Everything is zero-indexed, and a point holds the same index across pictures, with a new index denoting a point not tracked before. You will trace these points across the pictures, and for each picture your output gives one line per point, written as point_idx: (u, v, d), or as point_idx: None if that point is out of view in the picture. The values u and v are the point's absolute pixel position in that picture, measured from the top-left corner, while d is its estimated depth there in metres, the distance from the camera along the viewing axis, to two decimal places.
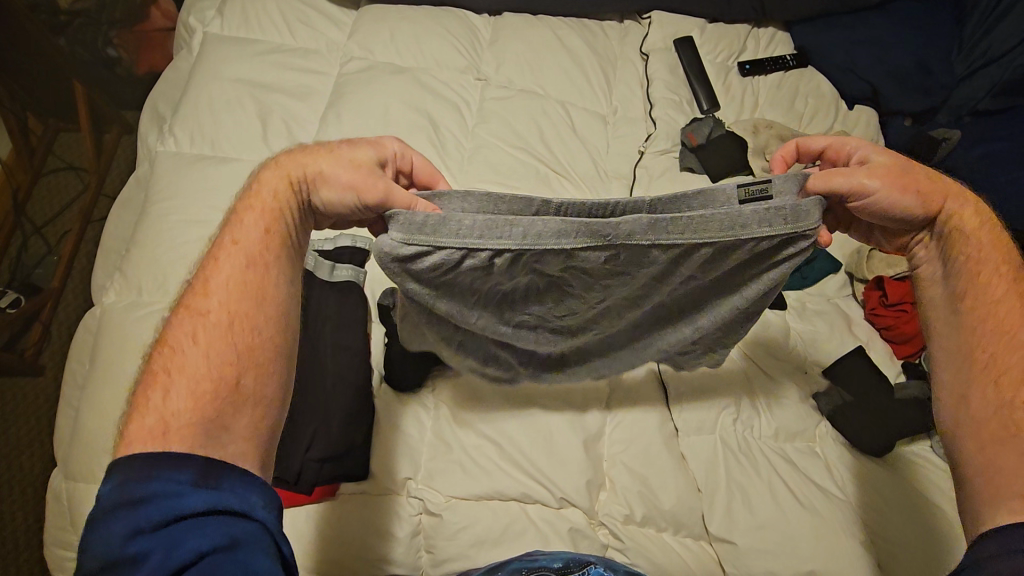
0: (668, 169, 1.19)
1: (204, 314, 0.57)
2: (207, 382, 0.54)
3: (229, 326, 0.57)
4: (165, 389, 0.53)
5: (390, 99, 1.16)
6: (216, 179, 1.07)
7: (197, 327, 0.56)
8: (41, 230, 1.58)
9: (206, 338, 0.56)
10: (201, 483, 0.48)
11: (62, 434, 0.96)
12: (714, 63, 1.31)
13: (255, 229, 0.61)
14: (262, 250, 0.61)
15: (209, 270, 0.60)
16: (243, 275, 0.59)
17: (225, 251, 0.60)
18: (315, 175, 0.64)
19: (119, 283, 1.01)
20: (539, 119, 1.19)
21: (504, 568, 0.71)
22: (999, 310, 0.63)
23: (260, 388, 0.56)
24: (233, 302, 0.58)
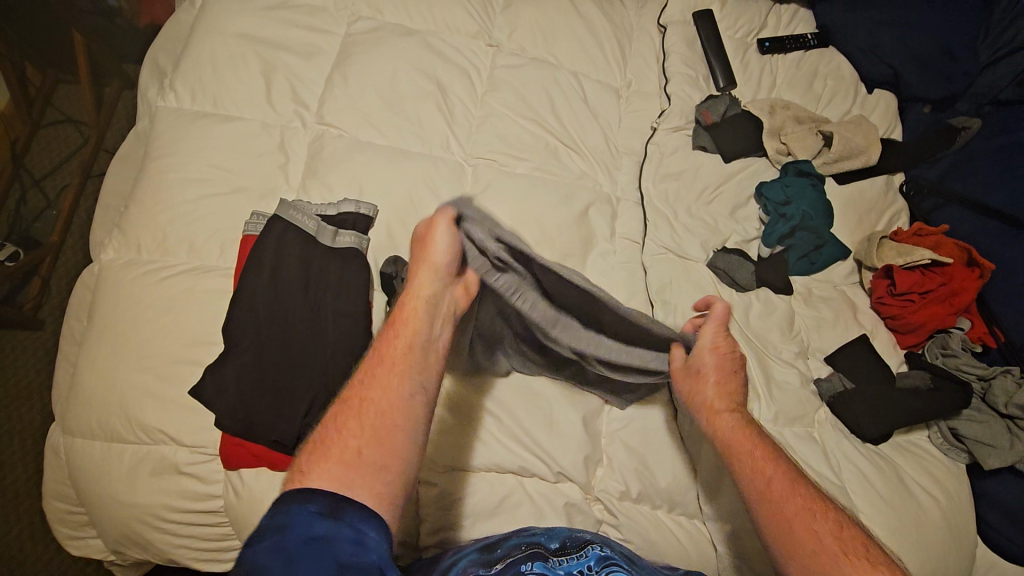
0: (681, 146, 1.17)
1: (367, 407, 0.62)
2: (359, 456, 0.59)
3: (394, 425, 0.62)
4: (334, 438, 0.60)
5: (397, 61, 1.13)
6: (220, 138, 1.05)
7: (355, 421, 0.62)
8: (39, 183, 1.56)
9: (364, 426, 0.61)
10: (327, 514, 0.52)
11: (60, 390, 0.96)
12: (733, 38, 1.27)
13: (406, 341, 0.68)
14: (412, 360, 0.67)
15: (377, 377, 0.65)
16: (401, 375, 0.65)
17: (388, 342, 0.68)
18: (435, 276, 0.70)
19: (118, 241, 0.99)
20: (551, 90, 1.16)
21: (502, 544, 0.72)
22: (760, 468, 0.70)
23: (389, 464, 0.59)
24: (394, 408, 0.63)
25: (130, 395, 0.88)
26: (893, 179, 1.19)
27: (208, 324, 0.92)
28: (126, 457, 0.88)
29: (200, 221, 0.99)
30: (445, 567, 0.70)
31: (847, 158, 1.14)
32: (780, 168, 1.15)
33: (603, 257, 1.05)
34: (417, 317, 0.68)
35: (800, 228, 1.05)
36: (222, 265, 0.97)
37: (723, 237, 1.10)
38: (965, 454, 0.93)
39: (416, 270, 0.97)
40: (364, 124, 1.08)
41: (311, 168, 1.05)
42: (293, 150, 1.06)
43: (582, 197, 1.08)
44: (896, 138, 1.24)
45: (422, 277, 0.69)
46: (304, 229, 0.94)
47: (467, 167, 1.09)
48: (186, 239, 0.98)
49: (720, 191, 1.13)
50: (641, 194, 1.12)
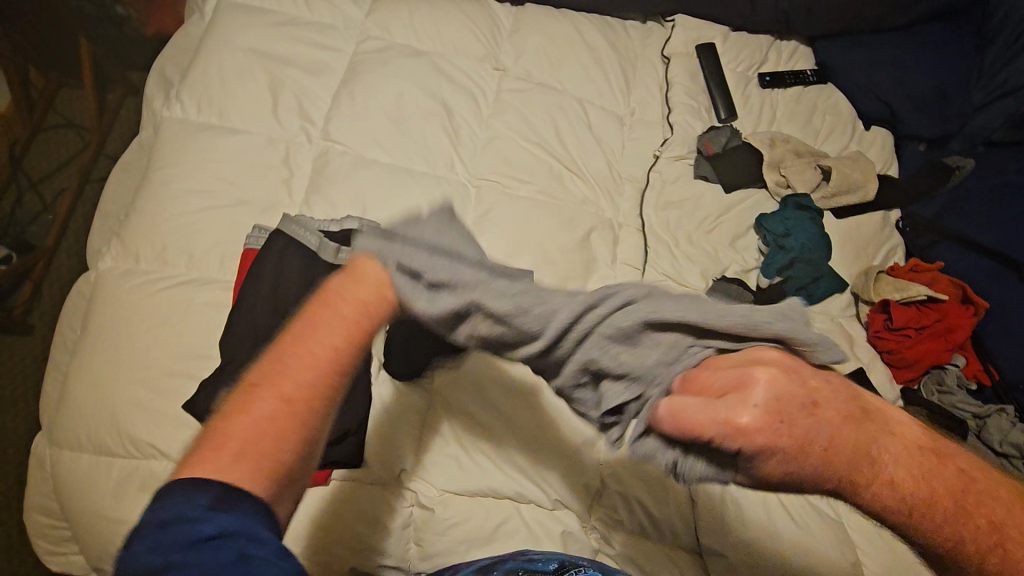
0: (683, 175, 1.18)
1: (257, 385, 0.47)
2: (244, 467, 0.44)
3: (280, 417, 0.46)
4: (230, 417, 0.46)
5: (405, 81, 1.14)
6: (225, 150, 1.05)
7: (254, 411, 0.46)
8: (36, 186, 1.55)
9: (255, 421, 0.46)
10: (217, 506, 0.42)
11: (49, 400, 0.94)
12: (734, 72, 1.30)
13: (328, 330, 0.51)
14: (314, 394, 0.48)
15: (310, 328, 0.51)
16: (296, 368, 0.48)
17: (307, 321, 0.51)
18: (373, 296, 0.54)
19: (117, 250, 0.98)
20: (556, 115, 1.17)
21: (497, 568, 0.69)
22: (973, 479, 0.51)
23: (285, 451, 0.46)
24: (288, 408, 0.47)
25: (122, 408, 0.87)
26: (889, 215, 1.21)
27: (205, 339, 0.91)
28: (114, 472, 0.86)
29: (200, 233, 0.99)
30: None
31: (844, 194, 1.16)
32: (779, 200, 1.16)
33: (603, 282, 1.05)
34: (367, 317, 0.53)
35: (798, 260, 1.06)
36: (222, 278, 0.96)
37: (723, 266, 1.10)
38: None
39: None
40: (370, 142, 1.09)
41: (315, 184, 1.05)
42: (298, 165, 1.07)
43: (584, 222, 1.08)
44: (892, 174, 1.27)
45: (366, 284, 0.54)
46: (306, 245, 0.92)
47: (471, 188, 1.09)
48: (186, 251, 0.97)
49: (721, 221, 1.14)
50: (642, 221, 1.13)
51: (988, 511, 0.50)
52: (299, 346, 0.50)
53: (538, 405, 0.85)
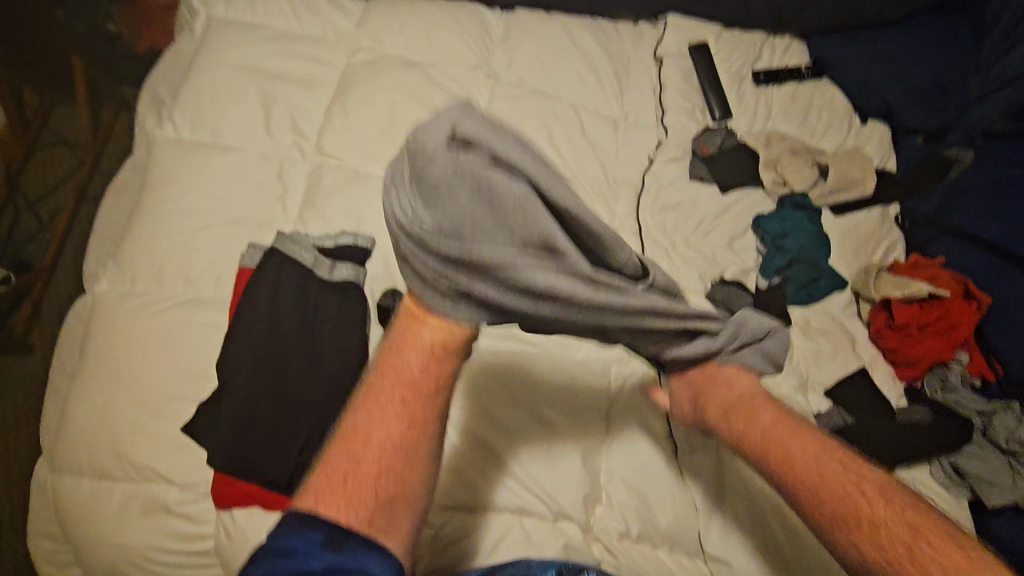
0: (678, 178, 1.17)
1: (360, 460, 0.68)
2: (353, 505, 0.65)
3: (391, 454, 0.70)
4: (339, 462, 0.68)
5: (396, 92, 1.13)
6: (218, 169, 1.05)
7: (352, 461, 0.68)
8: (33, 206, 1.55)
9: (359, 464, 0.68)
10: (328, 545, 0.60)
11: (49, 424, 0.94)
12: (729, 70, 1.29)
13: (419, 365, 0.73)
14: (426, 403, 0.73)
15: (375, 420, 0.70)
16: (407, 433, 0.70)
17: (381, 376, 0.74)
18: (431, 345, 0.73)
19: (113, 273, 0.98)
20: (549, 121, 1.17)
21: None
22: (833, 475, 0.72)
23: (373, 518, 0.65)
24: (386, 455, 0.69)
25: (121, 432, 0.87)
26: (890, 210, 1.19)
27: (202, 360, 0.91)
28: (115, 496, 0.86)
29: (195, 253, 0.98)
30: None
31: (841, 191, 1.15)
32: (777, 199, 1.15)
33: None
34: (449, 337, 0.73)
35: (796, 261, 1.06)
36: (218, 298, 0.96)
37: (722, 268, 1.09)
38: (966, 490, 0.92)
39: None
40: (364, 155, 1.08)
41: (310, 200, 1.05)
42: (292, 181, 1.06)
43: None
44: (891, 168, 1.25)
45: (438, 326, 0.73)
46: (300, 261, 0.93)
47: None
48: (182, 272, 0.97)
49: (718, 222, 1.13)
50: (639, 225, 1.12)
51: (861, 509, 0.69)
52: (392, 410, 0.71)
53: (535, 420, 0.87)
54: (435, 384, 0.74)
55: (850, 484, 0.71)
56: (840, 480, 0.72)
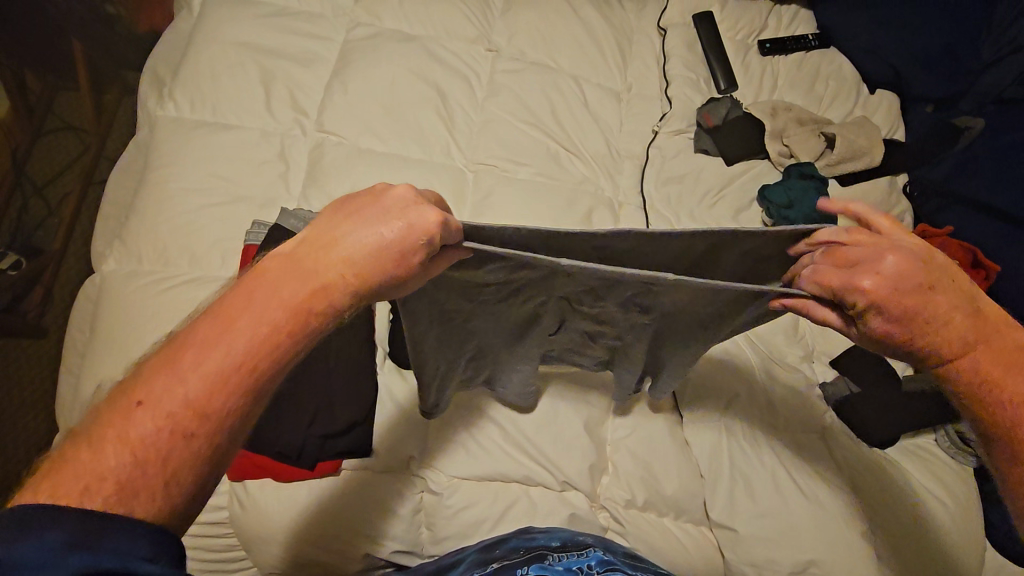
0: (682, 149, 1.16)
1: (169, 391, 0.41)
2: (162, 443, 0.39)
3: (206, 392, 0.41)
4: (110, 426, 0.39)
5: (397, 68, 1.13)
6: (220, 147, 1.05)
7: (158, 399, 0.40)
8: (41, 190, 1.56)
9: (155, 412, 0.40)
10: (74, 545, 0.35)
11: (63, 403, 0.95)
12: (734, 40, 1.27)
13: (299, 293, 0.46)
14: (292, 320, 0.45)
15: (208, 338, 0.43)
16: (228, 365, 0.42)
17: (281, 273, 0.46)
18: (313, 302, 0.46)
19: (119, 251, 0.99)
20: (551, 94, 1.16)
21: (501, 545, 0.74)
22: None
23: (201, 454, 0.41)
24: (219, 380, 0.42)
25: None
26: (898, 180, 1.18)
27: None
28: None
29: (200, 229, 0.99)
30: (448, 565, 0.74)
31: (849, 161, 1.13)
32: (783, 170, 1.14)
33: None
34: (319, 300, 0.46)
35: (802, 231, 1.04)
36: (224, 275, 0.97)
37: None
38: (973, 459, 0.92)
39: None
40: (365, 131, 1.08)
41: (312, 176, 1.05)
42: (293, 158, 1.06)
43: (584, 202, 1.07)
44: (899, 138, 1.24)
45: (357, 226, 0.49)
46: (298, 232, 0.93)
47: (469, 173, 1.09)
48: (187, 249, 0.98)
49: (722, 195, 1.12)
50: (643, 198, 1.11)
51: None
52: (242, 314, 0.44)
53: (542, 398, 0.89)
54: (291, 317, 0.45)
55: None
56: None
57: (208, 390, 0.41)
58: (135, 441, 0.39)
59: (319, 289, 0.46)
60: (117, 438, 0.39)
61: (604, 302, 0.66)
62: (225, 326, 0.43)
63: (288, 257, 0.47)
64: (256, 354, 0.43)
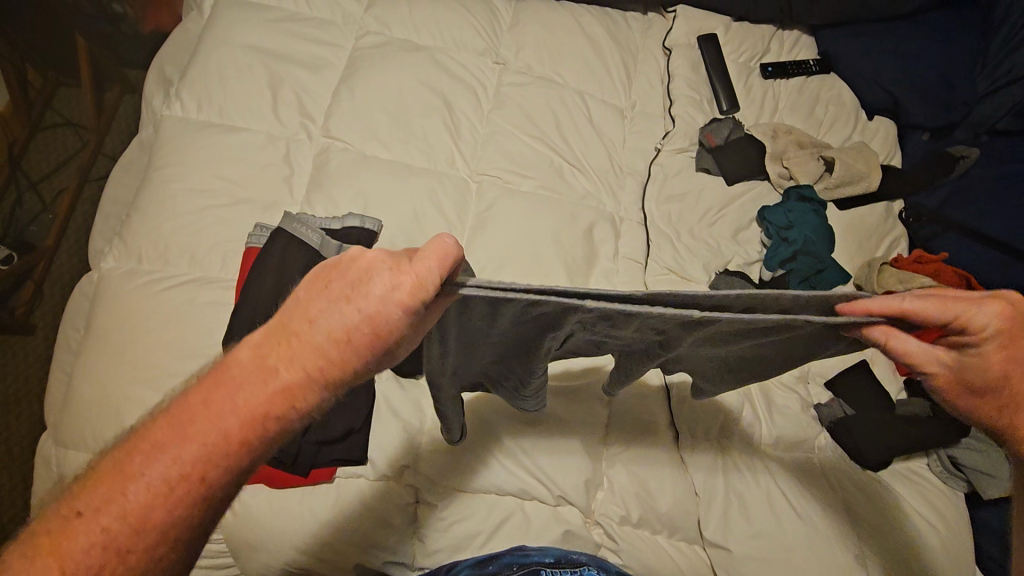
0: (684, 168, 1.17)
1: (127, 495, 0.41)
2: (114, 552, 0.40)
3: (159, 501, 0.41)
4: (72, 523, 0.40)
5: (405, 77, 1.13)
6: (225, 148, 1.05)
7: (114, 502, 0.41)
8: (36, 185, 1.54)
9: (108, 517, 0.40)
10: None
11: (54, 401, 0.94)
12: (736, 62, 1.29)
13: (260, 396, 0.44)
14: (251, 426, 0.44)
15: (170, 436, 0.43)
16: (181, 475, 0.42)
17: (249, 366, 0.45)
18: (276, 403, 0.44)
19: (119, 250, 0.99)
20: (557, 109, 1.17)
21: (495, 560, 0.76)
22: None
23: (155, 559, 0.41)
24: (171, 488, 0.41)
25: (125, 409, 0.87)
26: (894, 205, 1.20)
27: (206, 339, 0.91)
28: None
29: (202, 230, 0.99)
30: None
31: (848, 185, 1.15)
32: (782, 192, 1.16)
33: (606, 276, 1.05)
34: (281, 402, 0.44)
35: (800, 253, 1.05)
36: (224, 277, 0.97)
37: (726, 260, 1.10)
38: (964, 483, 0.93)
39: None
40: (371, 138, 1.08)
41: (316, 181, 1.05)
42: (298, 163, 1.07)
43: (585, 216, 1.08)
44: (896, 164, 1.26)
45: (338, 305, 0.45)
46: (306, 241, 0.93)
47: (472, 184, 1.09)
48: (187, 250, 0.97)
49: (722, 214, 1.13)
50: (644, 215, 1.12)
51: None
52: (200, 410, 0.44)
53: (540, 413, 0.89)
54: (249, 421, 0.44)
55: None
56: None
57: (158, 495, 0.41)
58: (86, 548, 0.39)
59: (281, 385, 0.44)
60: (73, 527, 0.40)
61: (624, 334, 0.63)
62: (180, 427, 0.43)
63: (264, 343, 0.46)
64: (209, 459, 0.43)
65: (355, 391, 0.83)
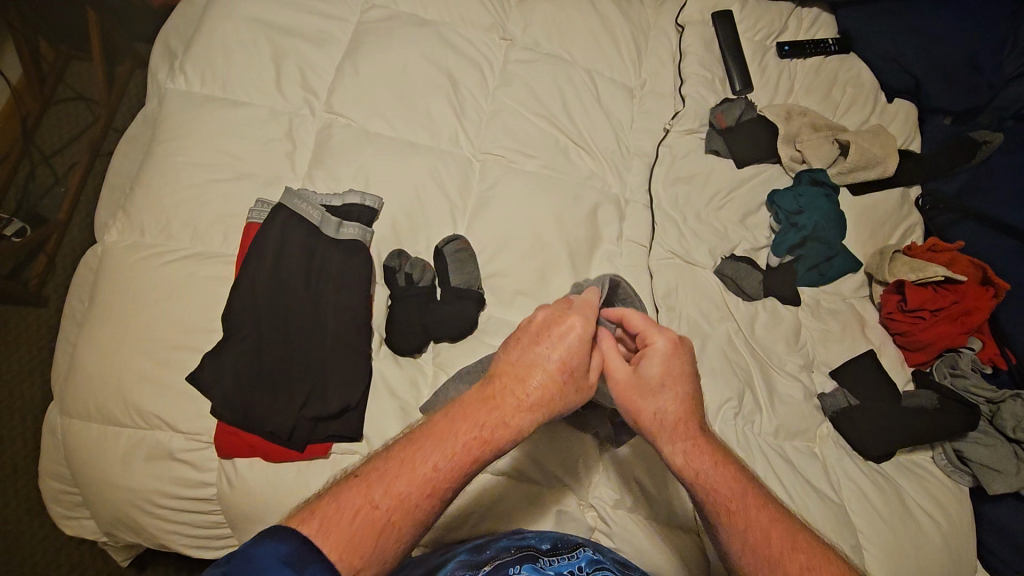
0: (693, 150, 1.14)
1: (393, 487, 0.55)
2: (378, 528, 0.53)
3: (416, 498, 0.55)
4: (353, 493, 0.54)
5: (410, 53, 1.11)
6: (228, 123, 1.04)
7: (382, 491, 0.54)
8: (49, 159, 1.55)
9: (377, 503, 0.54)
10: (290, 563, 0.47)
11: (58, 371, 0.96)
12: (752, 41, 1.25)
13: (483, 431, 0.59)
14: (476, 454, 0.59)
15: (429, 441, 0.58)
16: (436, 480, 0.56)
17: (485, 404, 0.61)
18: (495, 432, 0.60)
19: (122, 223, 0.99)
20: (564, 87, 1.14)
21: (492, 546, 0.72)
22: (720, 478, 0.63)
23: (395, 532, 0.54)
24: (424, 490, 0.56)
25: (128, 381, 0.88)
26: (910, 192, 1.16)
27: (206, 313, 0.91)
28: (122, 441, 0.88)
29: (204, 205, 0.99)
30: (435, 564, 0.71)
31: (863, 169, 1.11)
32: (793, 176, 1.13)
33: (608, 259, 1.03)
34: (494, 434, 0.60)
35: (809, 238, 1.02)
36: (225, 252, 0.96)
37: (732, 245, 1.07)
38: (970, 478, 0.91)
39: (420, 264, 0.96)
40: (373, 115, 1.07)
41: (318, 158, 1.04)
42: (300, 139, 1.06)
43: (589, 199, 1.06)
44: (914, 150, 1.22)
45: (526, 353, 0.64)
46: (308, 219, 0.94)
47: (475, 163, 1.08)
48: (189, 224, 0.97)
49: (730, 198, 1.11)
50: (651, 198, 1.10)
51: (755, 509, 0.60)
52: (429, 439, 0.58)
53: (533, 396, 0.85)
54: (483, 446, 0.59)
55: (734, 485, 0.62)
56: (728, 488, 0.62)
57: (416, 490, 0.55)
58: (365, 513, 0.53)
59: (501, 417, 0.61)
60: (324, 525, 0.52)
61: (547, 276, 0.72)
62: (432, 440, 0.58)
63: (493, 387, 0.63)
64: (458, 466, 0.58)
65: (352, 367, 0.87)
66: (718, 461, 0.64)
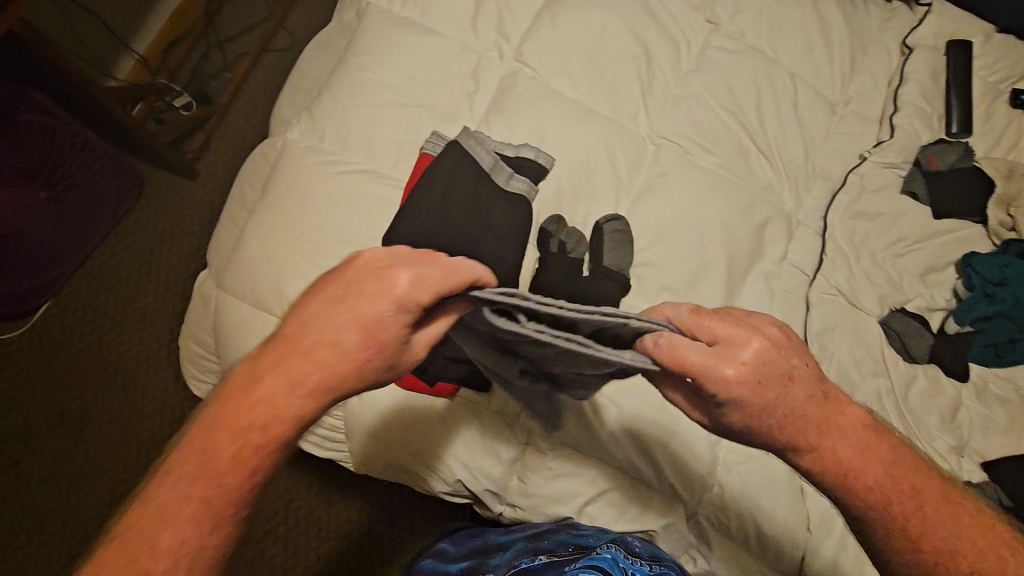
0: (885, 186, 1.05)
1: (179, 506, 0.47)
2: (175, 556, 0.46)
3: (205, 508, 0.47)
4: (126, 532, 0.46)
5: (611, 15, 1.07)
6: (420, 48, 1.05)
7: (163, 520, 0.46)
8: (223, 43, 1.63)
9: (165, 532, 0.46)
10: None
11: (223, 247, 1.03)
12: (984, 82, 1.11)
13: (286, 412, 0.49)
14: (276, 439, 0.49)
15: (206, 449, 0.48)
16: (229, 487, 0.48)
17: (268, 384, 0.49)
18: (307, 416, 0.50)
19: (306, 125, 1.03)
20: (761, 85, 1.06)
21: (551, 537, 0.75)
22: (869, 455, 0.57)
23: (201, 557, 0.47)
24: (221, 499, 0.48)
25: (285, 274, 0.93)
26: None
27: (366, 229, 0.94)
28: (267, 328, 0.94)
29: (382, 124, 1.00)
30: (502, 544, 0.78)
31: None
32: (997, 242, 1.01)
33: (765, 278, 0.97)
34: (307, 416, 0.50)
35: (998, 315, 0.93)
36: (394, 175, 0.98)
37: (907, 299, 0.98)
38: None
39: (576, 235, 0.94)
40: (560, 71, 1.04)
41: (497, 103, 1.03)
42: (485, 80, 1.05)
43: (759, 209, 1.00)
44: None
45: (345, 320, 0.50)
46: (480, 163, 0.94)
47: (650, 145, 1.03)
48: (366, 140, 1.00)
49: (916, 248, 1.01)
50: (824, 225, 1.02)
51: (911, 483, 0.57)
52: (217, 438, 0.48)
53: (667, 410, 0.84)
54: (278, 429, 0.49)
55: (879, 464, 0.57)
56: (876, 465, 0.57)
57: (204, 505, 0.47)
58: (146, 553, 0.46)
59: (288, 385, 0.49)
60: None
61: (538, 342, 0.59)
62: (208, 445, 0.48)
63: (278, 355, 0.50)
64: (254, 465, 0.49)
65: None
66: (854, 436, 0.58)
